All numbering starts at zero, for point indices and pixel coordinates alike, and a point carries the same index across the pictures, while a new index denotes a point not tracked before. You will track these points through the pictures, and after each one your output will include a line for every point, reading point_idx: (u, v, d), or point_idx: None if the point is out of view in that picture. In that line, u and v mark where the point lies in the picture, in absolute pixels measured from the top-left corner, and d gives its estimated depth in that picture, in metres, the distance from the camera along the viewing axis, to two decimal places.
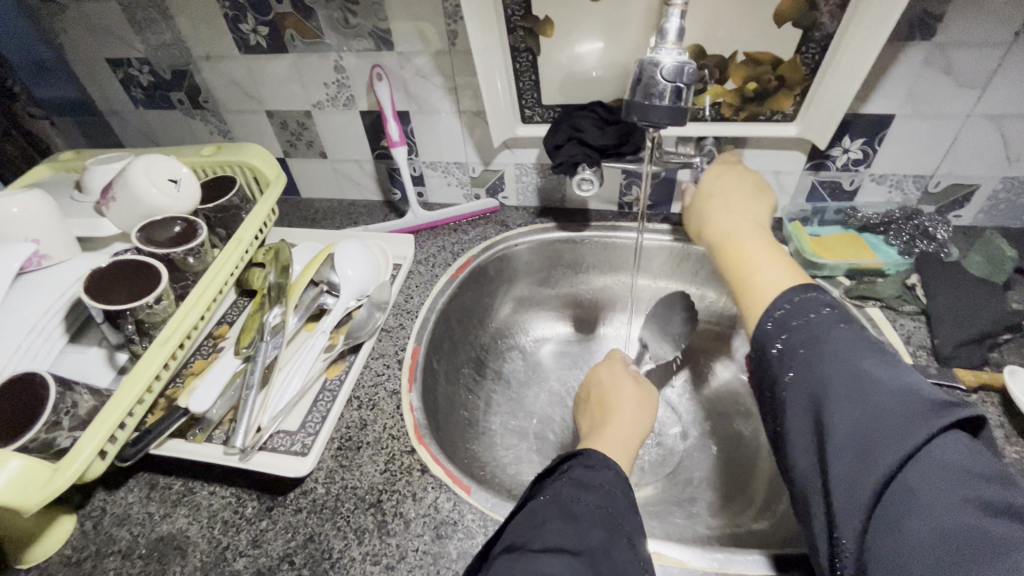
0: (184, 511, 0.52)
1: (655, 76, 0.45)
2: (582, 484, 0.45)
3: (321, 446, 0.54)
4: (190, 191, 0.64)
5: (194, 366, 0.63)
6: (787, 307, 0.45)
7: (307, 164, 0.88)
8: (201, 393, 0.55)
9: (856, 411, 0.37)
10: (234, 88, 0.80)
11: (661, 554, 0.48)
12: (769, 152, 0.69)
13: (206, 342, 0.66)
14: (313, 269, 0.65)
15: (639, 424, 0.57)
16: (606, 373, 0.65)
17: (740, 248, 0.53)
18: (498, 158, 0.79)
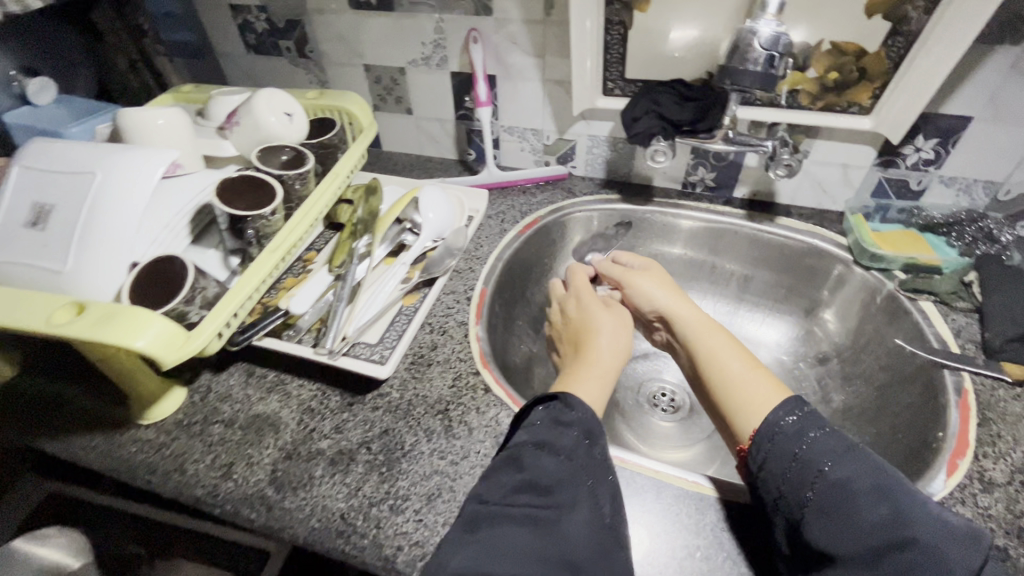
0: (277, 396, 0.59)
1: (753, 43, 0.52)
2: (539, 438, 0.46)
3: (396, 357, 0.59)
4: (300, 125, 0.71)
5: (286, 282, 0.69)
6: (798, 414, 0.48)
7: (393, 118, 0.95)
8: (300, 298, 0.64)
9: (889, 522, 0.38)
10: (338, 41, 0.87)
11: (659, 472, 0.53)
12: (838, 144, 0.72)
13: (297, 265, 0.73)
14: (401, 208, 0.71)
15: (616, 359, 0.57)
16: (590, 307, 0.63)
17: (711, 344, 0.57)
18: (573, 128, 0.84)
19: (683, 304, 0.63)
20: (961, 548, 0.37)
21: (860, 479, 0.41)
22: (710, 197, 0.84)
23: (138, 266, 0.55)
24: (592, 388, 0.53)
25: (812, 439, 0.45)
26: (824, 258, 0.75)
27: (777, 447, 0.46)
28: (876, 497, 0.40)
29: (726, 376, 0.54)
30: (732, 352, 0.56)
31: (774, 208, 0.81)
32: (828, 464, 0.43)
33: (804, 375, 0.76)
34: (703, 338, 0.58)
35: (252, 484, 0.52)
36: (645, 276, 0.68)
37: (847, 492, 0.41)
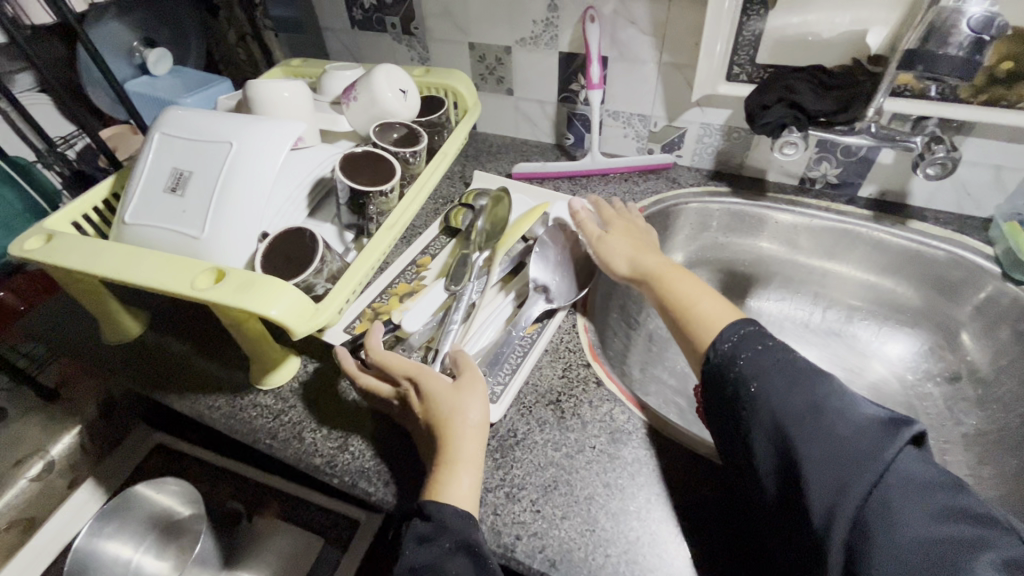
0: None
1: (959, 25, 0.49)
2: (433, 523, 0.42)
3: (507, 392, 0.55)
4: (413, 102, 0.71)
5: (398, 287, 0.67)
6: (734, 340, 0.46)
7: (492, 99, 0.94)
8: (414, 314, 0.60)
9: (823, 431, 0.37)
10: (446, 18, 0.86)
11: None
12: (994, 143, 0.65)
13: (410, 267, 0.69)
14: (529, 223, 0.67)
15: (483, 437, 0.48)
16: (432, 385, 0.49)
17: (680, 288, 0.54)
18: (684, 115, 0.80)
19: (655, 256, 0.59)
20: (875, 437, 0.36)
21: (787, 392, 0.40)
22: (830, 194, 0.78)
23: (268, 237, 0.56)
24: (474, 481, 0.46)
25: (748, 357, 0.44)
26: (965, 268, 0.68)
27: (738, 380, 0.43)
28: (802, 397, 0.39)
29: (686, 309, 0.52)
30: (697, 289, 0.53)
31: (906, 210, 0.74)
32: (755, 384, 0.42)
33: (931, 394, 0.70)
34: (672, 279, 0.55)
35: (370, 459, 0.52)
36: (620, 242, 0.63)
37: (778, 398, 0.40)
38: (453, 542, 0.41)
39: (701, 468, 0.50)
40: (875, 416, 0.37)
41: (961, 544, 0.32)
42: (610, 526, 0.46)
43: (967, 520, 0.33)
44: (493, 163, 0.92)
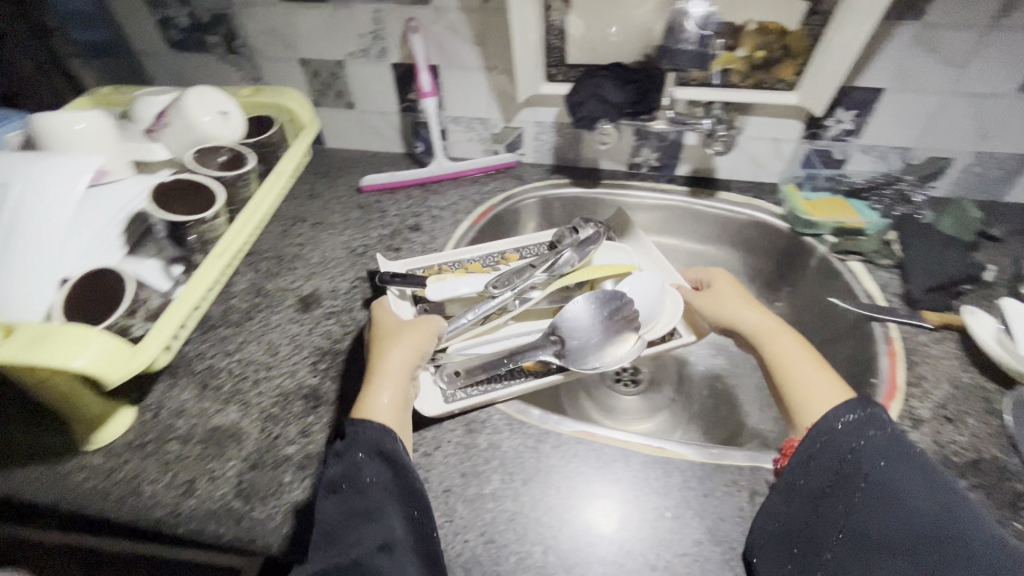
0: (236, 406, 0.57)
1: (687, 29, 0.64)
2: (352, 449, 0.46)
3: (463, 402, 0.55)
4: (237, 123, 0.69)
5: (472, 264, 0.70)
6: (857, 415, 0.44)
7: (335, 114, 0.93)
8: (442, 286, 0.63)
9: (947, 546, 0.35)
10: (272, 35, 0.84)
11: (628, 442, 0.53)
12: (765, 120, 0.76)
13: (494, 255, 0.72)
14: (605, 274, 0.66)
15: (409, 363, 0.52)
16: (382, 319, 0.58)
17: (784, 348, 0.55)
18: (518, 116, 0.85)
19: (751, 309, 0.61)
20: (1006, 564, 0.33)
21: (915, 490, 0.38)
22: (654, 176, 0.86)
23: (69, 281, 0.51)
24: (394, 404, 0.49)
25: (864, 442, 0.42)
26: (762, 228, 0.79)
27: (850, 458, 0.42)
28: (926, 495, 0.38)
29: (793, 379, 0.52)
30: (813, 362, 0.52)
31: (714, 183, 0.84)
32: (881, 461, 0.41)
33: None
34: (776, 340, 0.56)
35: (218, 498, 0.50)
36: (720, 293, 0.64)
37: (894, 487, 0.39)
38: (360, 452, 0.45)
39: (548, 441, 0.53)
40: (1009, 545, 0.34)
41: None
42: (467, 514, 0.48)
43: None
44: (344, 178, 0.91)
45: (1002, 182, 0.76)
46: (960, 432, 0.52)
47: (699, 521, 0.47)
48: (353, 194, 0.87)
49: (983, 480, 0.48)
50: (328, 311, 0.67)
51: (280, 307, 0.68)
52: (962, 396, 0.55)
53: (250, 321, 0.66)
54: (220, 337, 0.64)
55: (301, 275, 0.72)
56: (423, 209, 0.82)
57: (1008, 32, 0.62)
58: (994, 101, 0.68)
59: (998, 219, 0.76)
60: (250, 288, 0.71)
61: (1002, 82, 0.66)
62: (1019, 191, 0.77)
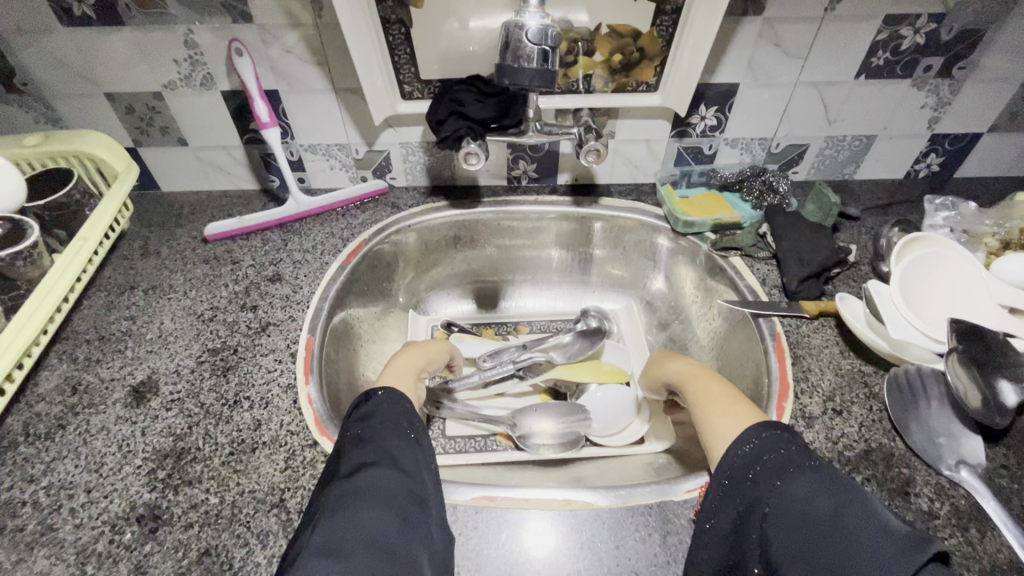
0: (45, 552, 0.45)
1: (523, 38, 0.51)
2: (393, 410, 0.46)
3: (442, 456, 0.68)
4: (13, 184, 0.55)
5: (486, 331, 0.82)
6: (756, 441, 0.41)
7: (165, 153, 0.79)
8: (468, 346, 0.78)
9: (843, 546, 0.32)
10: (60, 67, 0.69)
11: (529, 500, 0.49)
12: (635, 122, 0.74)
13: (509, 326, 0.83)
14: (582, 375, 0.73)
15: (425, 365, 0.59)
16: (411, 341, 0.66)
17: (709, 390, 0.51)
18: (380, 138, 0.77)
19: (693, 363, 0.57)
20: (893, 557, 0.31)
21: (813, 500, 0.35)
22: (535, 188, 0.82)
23: None
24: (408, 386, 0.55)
25: (763, 458, 0.40)
26: (647, 231, 0.78)
27: (751, 474, 0.40)
28: (818, 505, 0.35)
29: (712, 418, 0.48)
30: (725, 395, 0.50)
31: (596, 189, 0.82)
32: (779, 480, 0.38)
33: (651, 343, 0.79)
34: (704, 386, 0.52)
35: None
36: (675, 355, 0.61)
37: (797, 503, 0.35)
38: (413, 432, 0.45)
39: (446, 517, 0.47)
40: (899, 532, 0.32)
41: None
42: None
43: None
44: (186, 227, 0.78)
45: (850, 162, 0.80)
46: (848, 423, 0.53)
47: None
48: (197, 245, 0.74)
49: (874, 471, 0.49)
50: (169, 399, 0.55)
51: (105, 404, 0.55)
52: (846, 384, 0.56)
53: (64, 430, 0.53)
54: (20, 459, 0.51)
55: (132, 357, 0.60)
56: (283, 255, 0.72)
57: (839, 22, 0.64)
58: (835, 88, 0.71)
59: (852, 197, 0.80)
60: (64, 385, 0.57)
61: (839, 70, 0.69)
62: (866, 168, 0.82)
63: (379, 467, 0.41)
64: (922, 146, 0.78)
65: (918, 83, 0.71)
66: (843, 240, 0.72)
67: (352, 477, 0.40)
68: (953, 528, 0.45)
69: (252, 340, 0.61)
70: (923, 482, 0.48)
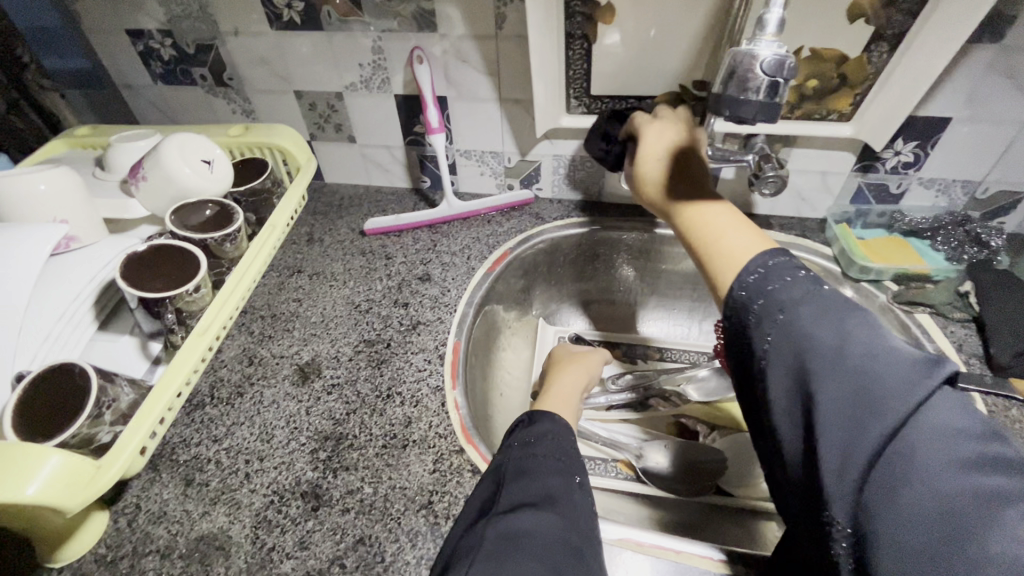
0: (224, 510, 0.49)
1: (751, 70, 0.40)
2: (549, 450, 0.47)
3: None
4: (223, 172, 0.62)
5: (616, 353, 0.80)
6: (760, 271, 0.37)
7: (334, 148, 0.85)
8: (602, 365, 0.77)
9: (845, 383, 0.30)
10: (262, 66, 0.77)
11: (680, 552, 0.48)
12: (814, 152, 0.68)
13: (639, 350, 0.80)
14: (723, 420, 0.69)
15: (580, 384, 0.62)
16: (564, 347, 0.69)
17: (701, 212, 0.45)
18: (535, 149, 0.77)
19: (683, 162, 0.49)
20: (910, 377, 0.29)
21: (820, 328, 0.32)
22: None
23: (24, 378, 0.44)
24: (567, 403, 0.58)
25: (771, 296, 0.36)
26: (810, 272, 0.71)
27: (768, 302, 0.36)
28: (821, 339, 0.32)
29: (711, 241, 0.43)
30: (727, 219, 0.43)
31: (753, 220, 0.76)
32: (781, 312, 0.34)
33: None
34: (694, 206, 0.46)
35: None
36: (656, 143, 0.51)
37: (802, 333, 0.33)
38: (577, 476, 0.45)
39: None
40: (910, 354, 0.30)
41: (987, 505, 0.25)
42: None
43: (1002, 471, 0.26)
44: (344, 218, 0.83)
45: None
46: None
47: None
48: (355, 237, 0.79)
49: None
50: (329, 383, 0.59)
51: (275, 379, 0.60)
52: None
53: (241, 397, 0.59)
54: (206, 418, 0.57)
55: (297, 338, 0.65)
56: (431, 255, 0.75)
57: None
58: None
59: None
60: (242, 355, 0.63)
61: None
62: None
63: (538, 506, 0.41)
64: None
65: None
66: None
67: (510, 513, 0.40)
68: None
69: (404, 336, 0.64)
70: None
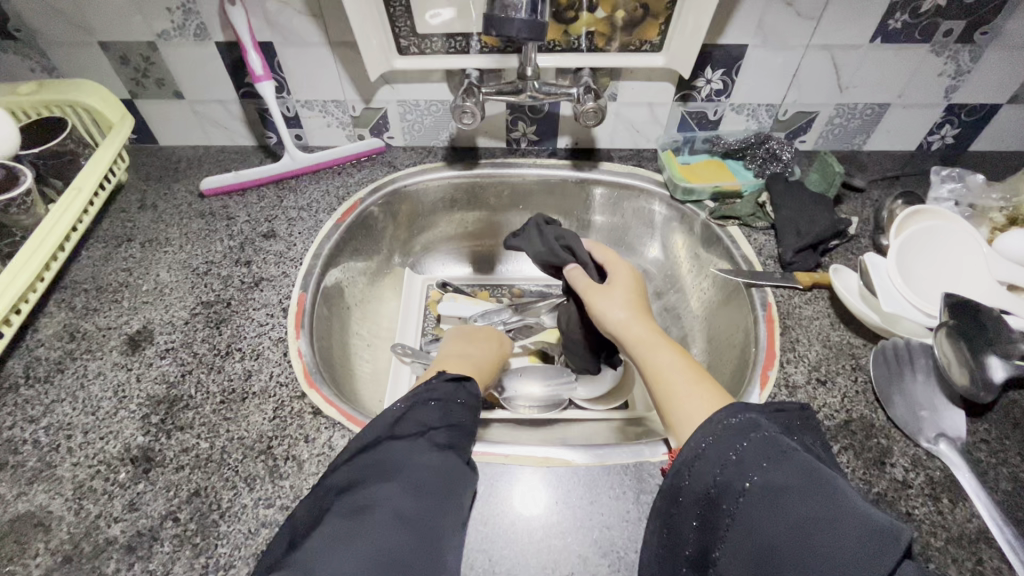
0: (43, 487, 0.47)
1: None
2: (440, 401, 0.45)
3: None
4: (6, 132, 0.55)
5: (480, 293, 0.82)
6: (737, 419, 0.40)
7: (162, 106, 0.79)
8: (462, 305, 0.78)
9: (771, 504, 0.34)
10: (52, 14, 0.68)
11: (510, 455, 0.50)
12: (639, 84, 0.72)
13: (503, 289, 0.84)
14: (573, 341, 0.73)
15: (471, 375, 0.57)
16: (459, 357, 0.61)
17: (660, 362, 0.50)
18: (378, 95, 0.75)
19: (640, 319, 0.56)
20: (824, 505, 0.33)
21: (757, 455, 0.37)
22: (534, 151, 0.81)
23: None
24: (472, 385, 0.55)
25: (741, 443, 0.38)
26: (645, 198, 0.76)
27: (718, 446, 0.39)
28: (760, 465, 0.36)
29: (670, 401, 0.47)
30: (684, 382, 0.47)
31: (596, 154, 0.80)
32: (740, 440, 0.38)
33: None
34: (652, 355, 0.52)
35: None
36: (613, 287, 0.60)
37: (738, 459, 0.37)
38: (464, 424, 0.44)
39: None
40: (833, 493, 0.33)
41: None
42: None
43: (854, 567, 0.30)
44: (182, 182, 0.78)
45: (860, 132, 0.78)
46: (831, 393, 0.53)
47: (585, 532, 0.45)
48: (193, 200, 0.74)
49: (852, 440, 0.50)
50: (163, 348, 0.57)
51: (102, 351, 0.57)
52: (832, 355, 0.56)
53: (62, 373, 0.55)
54: (20, 400, 0.53)
55: (127, 307, 0.61)
56: (278, 212, 0.72)
57: None
58: (849, 53, 0.68)
59: (859, 168, 0.78)
60: (62, 332, 0.58)
61: (855, 33, 0.66)
62: (877, 139, 0.79)
63: (432, 450, 0.40)
64: (936, 117, 0.75)
65: (936, 49, 0.67)
66: (845, 212, 0.70)
67: (388, 456, 0.39)
68: (923, 497, 0.46)
69: (245, 294, 0.62)
70: (899, 453, 0.49)
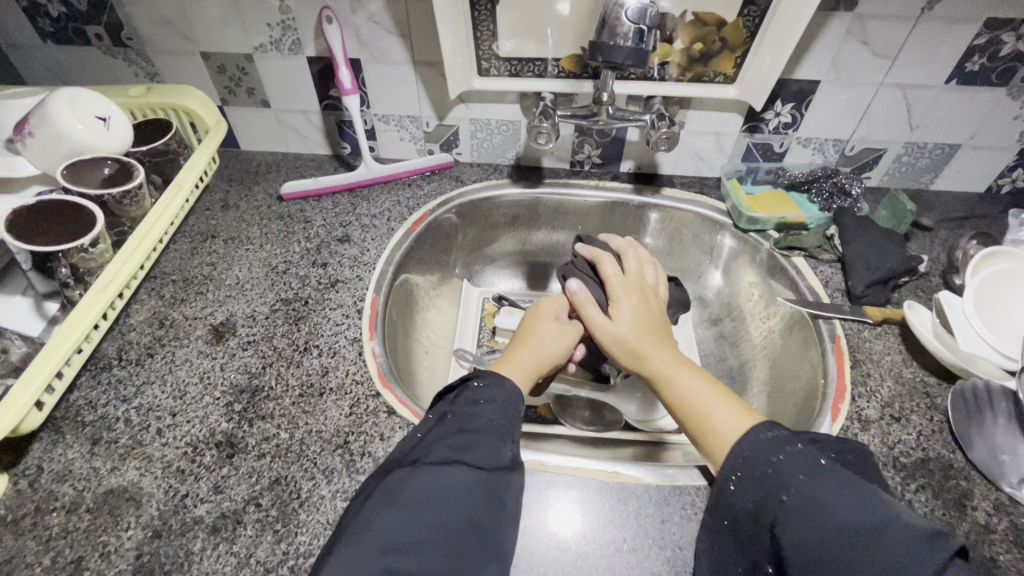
0: (134, 464, 0.49)
1: (621, 17, 0.54)
2: (494, 413, 0.46)
3: None
4: (122, 131, 0.60)
5: None
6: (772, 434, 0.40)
7: (248, 114, 0.83)
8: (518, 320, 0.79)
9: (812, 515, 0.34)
10: (163, 26, 0.74)
11: (579, 468, 0.50)
12: (707, 114, 0.74)
13: None
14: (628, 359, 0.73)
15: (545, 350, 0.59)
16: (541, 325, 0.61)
17: (682, 386, 0.50)
18: (452, 113, 0.79)
19: (648, 338, 0.56)
20: (865, 513, 0.33)
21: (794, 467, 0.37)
22: (598, 173, 0.83)
23: None
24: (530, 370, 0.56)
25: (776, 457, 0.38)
26: (707, 225, 0.77)
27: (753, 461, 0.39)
28: (798, 477, 0.36)
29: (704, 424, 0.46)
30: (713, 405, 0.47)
31: (658, 180, 0.82)
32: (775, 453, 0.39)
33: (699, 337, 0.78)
34: (670, 381, 0.51)
35: None
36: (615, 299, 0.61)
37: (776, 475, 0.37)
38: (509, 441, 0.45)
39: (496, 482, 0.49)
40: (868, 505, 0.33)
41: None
42: None
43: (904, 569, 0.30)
44: (261, 185, 0.82)
45: (928, 172, 0.78)
46: (906, 430, 0.52)
47: (658, 550, 0.45)
48: (273, 202, 0.78)
49: (930, 479, 0.49)
50: (245, 340, 0.59)
51: (188, 339, 0.60)
52: (906, 392, 0.55)
53: (151, 358, 0.58)
54: (113, 380, 0.56)
55: (211, 300, 0.64)
56: (352, 218, 0.75)
57: (937, 23, 0.62)
58: (923, 93, 0.69)
59: (925, 207, 0.78)
60: (152, 319, 0.62)
61: (930, 74, 0.67)
62: (944, 179, 0.79)
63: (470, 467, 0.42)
64: (1009, 160, 0.75)
65: (1013, 92, 0.67)
66: (913, 249, 0.70)
67: (421, 469, 0.41)
68: (1008, 544, 0.45)
69: (322, 294, 0.65)
70: (981, 496, 0.48)
